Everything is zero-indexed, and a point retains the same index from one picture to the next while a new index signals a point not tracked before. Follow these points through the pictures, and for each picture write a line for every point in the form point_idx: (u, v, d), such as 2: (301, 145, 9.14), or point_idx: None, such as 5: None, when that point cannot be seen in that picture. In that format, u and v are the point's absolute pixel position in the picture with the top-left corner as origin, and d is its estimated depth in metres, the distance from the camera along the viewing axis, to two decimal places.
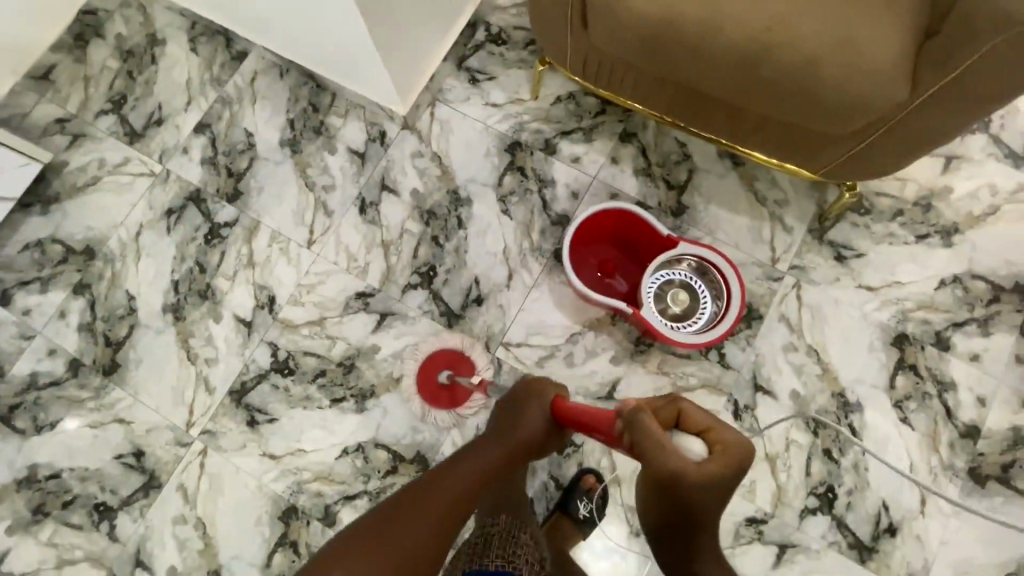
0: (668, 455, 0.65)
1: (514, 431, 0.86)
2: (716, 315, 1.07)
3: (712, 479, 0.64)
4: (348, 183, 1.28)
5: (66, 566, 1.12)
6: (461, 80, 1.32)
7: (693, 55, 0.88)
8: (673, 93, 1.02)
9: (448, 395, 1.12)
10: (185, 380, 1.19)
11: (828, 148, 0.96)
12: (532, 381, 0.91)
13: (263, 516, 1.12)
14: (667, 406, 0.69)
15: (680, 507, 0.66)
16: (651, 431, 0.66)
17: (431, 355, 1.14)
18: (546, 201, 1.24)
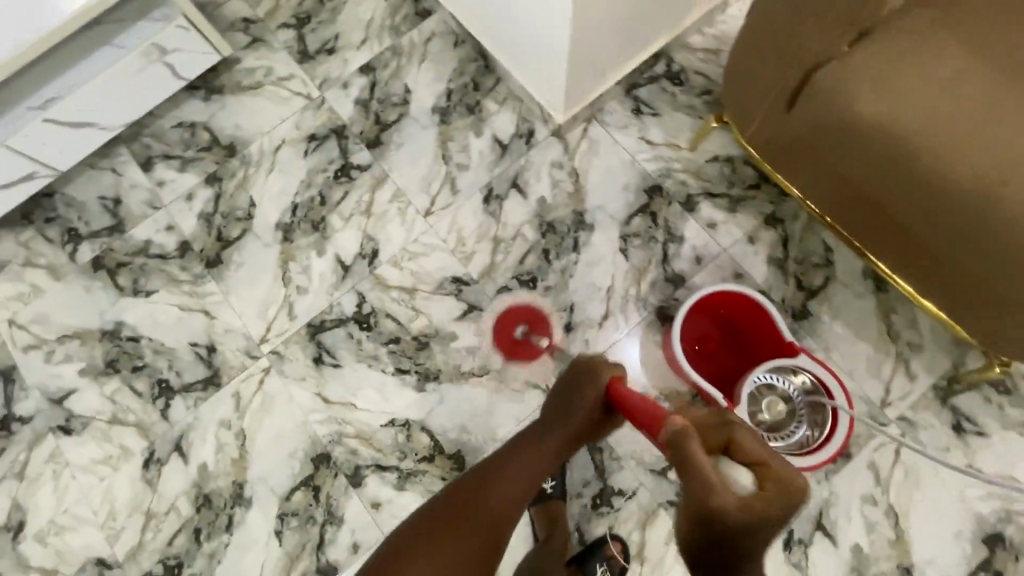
0: (714, 477, 0.56)
1: (557, 422, 0.81)
2: (806, 441, 0.99)
3: (764, 516, 0.54)
4: (481, 169, 1.27)
5: (115, 425, 1.18)
6: (625, 106, 1.28)
7: (896, 170, 0.83)
8: (844, 201, 0.96)
9: (516, 348, 1.17)
10: (273, 297, 1.23)
11: (1000, 326, 0.88)
12: (581, 365, 0.80)
13: (298, 451, 1.14)
14: (714, 431, 0.62)
15: (725, 548, 0.55)
16: (700, 457, 0.57)
17: (513, 304, 1.19)
18: (668, 255, 1.19)
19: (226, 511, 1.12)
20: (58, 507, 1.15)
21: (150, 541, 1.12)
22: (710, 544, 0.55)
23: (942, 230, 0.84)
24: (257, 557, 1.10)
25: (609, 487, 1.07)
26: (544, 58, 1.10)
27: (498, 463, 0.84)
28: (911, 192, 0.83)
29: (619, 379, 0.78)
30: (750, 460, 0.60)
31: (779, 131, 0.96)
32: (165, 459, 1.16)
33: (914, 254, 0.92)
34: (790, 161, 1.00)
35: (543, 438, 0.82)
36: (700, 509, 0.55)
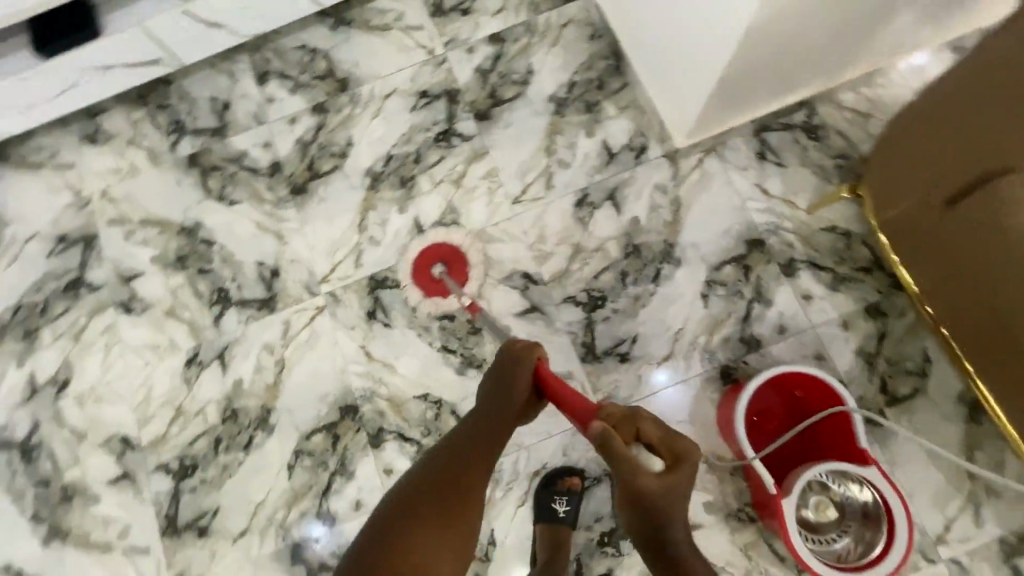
0: (637, 463, 0.63)
1: (492, 399, 0.79)
2: (846, 556, 0.92)
3: (677, 484, 0.63)
4: (582, 171, 1.22)
5: (170, 317, 1.22)
6: (750, 146, 1.20)
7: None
8: (972, 315, 0.89)
9: (431, 284, 1.17)
10: (345, 241, 1.23)
11: None
12: (508, 347, 0.78)
13: (328, 395, 1.14)
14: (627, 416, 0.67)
15: (651, 517, 0.63)
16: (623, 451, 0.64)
17: (434, 247, 1.20)
18: (750, 315, 1.11)
19: (249, 430, 1.14)
20: (102, 378, 1.20)
21: (172, 436, 1.16)
22: (641, 515, 0.63)
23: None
24: (265, 483, 1.11)
25: (620, 529, 1.04)
26: (687, 77, 1.04)
27: (451, 455, 0.80)
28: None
29: (543, 360, 0.77)
30: (655, 446, 0.66)
31: (925, 219, 0.91)
32: (206, 363, 1.19)
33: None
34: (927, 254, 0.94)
35: (486, 420, 0.80)
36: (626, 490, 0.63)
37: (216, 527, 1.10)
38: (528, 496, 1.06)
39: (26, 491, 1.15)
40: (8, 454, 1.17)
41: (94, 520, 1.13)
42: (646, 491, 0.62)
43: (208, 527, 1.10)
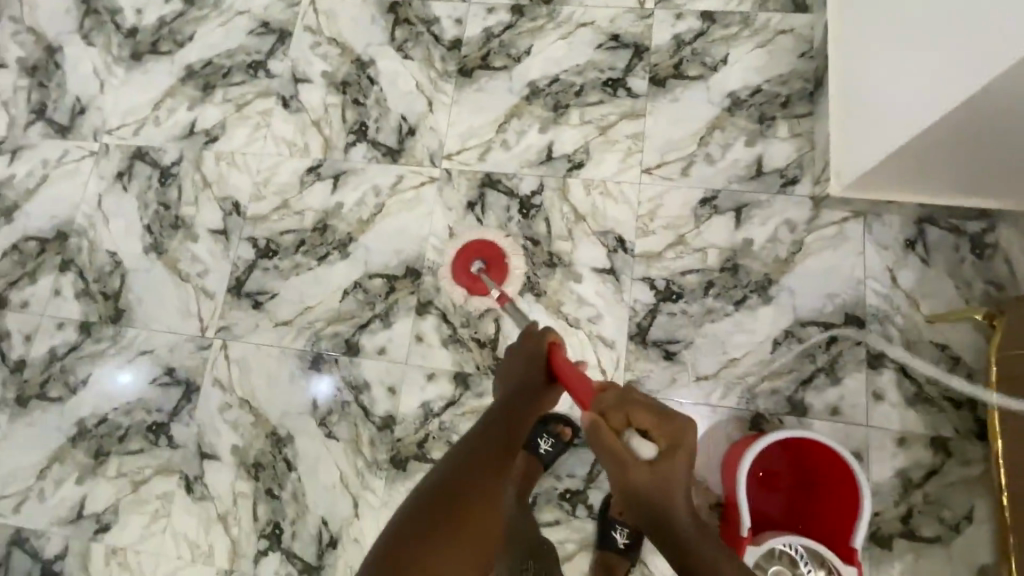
0: (624, 453, 0.70)
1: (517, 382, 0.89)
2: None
3: (667, 468, 0.68)
4: (723, 174, 1.20)
5: (313, 126, 1.36)
6: (903, 229, 1.12)
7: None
8: None
9: (470, 280, 1.08)
10: (481, 133, 1.29)
11: None
12: (528, 337, 0.90)
13: (403, 253, 1.24)
14: (614, 408, 0.75)
15: (651, 510, 0.67)
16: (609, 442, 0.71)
17: (472, 244, 1.13)
18: (811, 382, 1.07)
19: (330, 246, 1.27)
20: (242, 147, 1.37)
21: (270, 220, 1.30)
22: (641, 510, 0.68)
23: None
24: (320, 294, 1.24)
25: (585, 493, 1.07)
26: (893, 116, 0.93)
27: (480, 438, 0.78)
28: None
29: (558, 344, 0.87)
30: (647, 426, 0.73)
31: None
32: (323, 177, 1.32)
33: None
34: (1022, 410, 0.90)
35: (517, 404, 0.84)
36: (622, 483, 0.70)
37: (269, 307, 1.25)
38: None
39: (151, 205, 1.36)
40: (152, 171, 1.38)
41: (185, 252, 1.31)
42: (630, 472, 0.68)
43: (263, 304, 1.25)
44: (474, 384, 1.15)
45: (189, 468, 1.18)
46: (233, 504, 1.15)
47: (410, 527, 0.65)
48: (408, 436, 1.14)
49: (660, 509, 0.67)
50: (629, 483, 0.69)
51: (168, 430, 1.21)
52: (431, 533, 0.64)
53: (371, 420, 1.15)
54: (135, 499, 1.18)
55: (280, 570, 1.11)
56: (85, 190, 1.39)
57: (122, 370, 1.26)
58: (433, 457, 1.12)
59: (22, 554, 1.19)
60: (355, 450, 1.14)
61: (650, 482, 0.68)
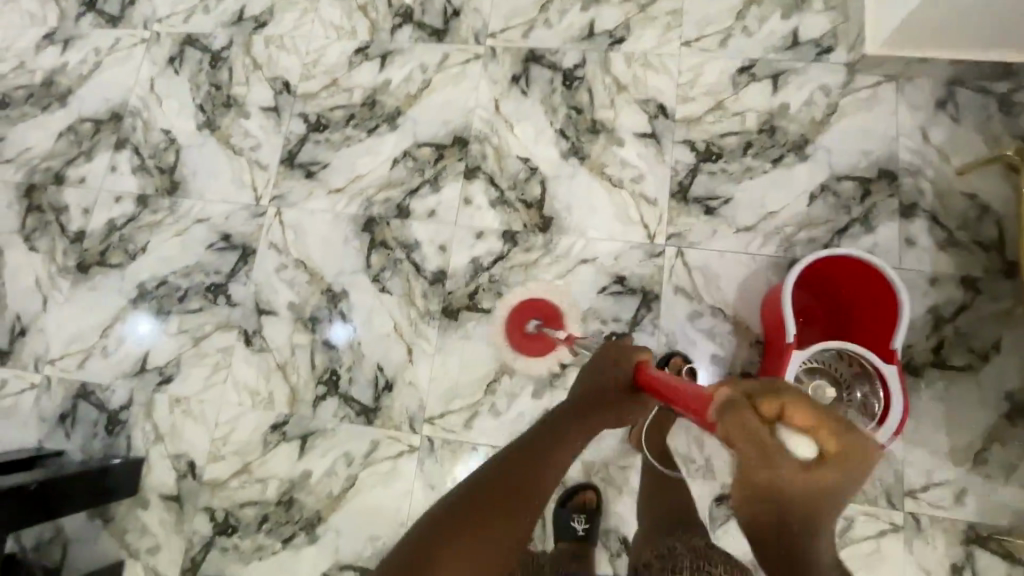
0: (771, 444, 0.46)
1: (597, 386, 0.86)
2: (869, 410, 0.93)
3: (827, 482, 0.45)
4: (760, 45, 1.24)
5: (359, 10, 1.39)
6: (934, 91, 1.16)
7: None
8: None
9: (530, 343, 1.10)
10: (523, 13, 1.33)
11: None
12: (614, 350, 0.89)
13: (450, 124, 1.29)
14: (763, 388, 0.49)
15: (788, 520, 0.47)
16: (754, 426, 0.47)
17: (523, 301, 1.12)
18: (845, 230, 1.12)
19: (379, 120, 1.31)
20: (291, 32, 1.41)
21: (319, 98, 1.35)
22: (777, 519, 0.47)
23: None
24: (371, 164, 1.29)
25: (630, 334, 1.12)
26: None
27: (532, 441, 0.76)
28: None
29: (647, 363, 0.84)
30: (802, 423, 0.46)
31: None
32: (371, 57, 1.36)
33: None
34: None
35: (580, 409, 0.82)
36: (759, 481, 0.47)
37: (321, 177, 1.30)
38: (569, 274, 1.17)
39: (202, 87, 1.40)
40: (202, 56, 1.42)
41: (237, 128, 1.36)
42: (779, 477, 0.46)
43: (315, 173, 1.30)
44: (522, 240, 1.20)
45: (247, 324, 1.24)
46: (291, 355, 1.21)
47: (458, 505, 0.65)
48: (459, 289, 1.19)
49: (795, 526, 0.47)
50: (771, 485, 0.46)
51: (226, 290, 1.26)
52: (464, 536, 0.61)
53: (423, 276, 1.21)
54: (196, 352, 1.24)
55: (338, 412, 1.17)
56: (138, 75, 1.44)
57: (139, 319, 1.28)
58: (483, 307, 1.18)
59: (88, 405, 1.24)
60: (408, 303, 1.20)
61: (806, 494, 0.46)
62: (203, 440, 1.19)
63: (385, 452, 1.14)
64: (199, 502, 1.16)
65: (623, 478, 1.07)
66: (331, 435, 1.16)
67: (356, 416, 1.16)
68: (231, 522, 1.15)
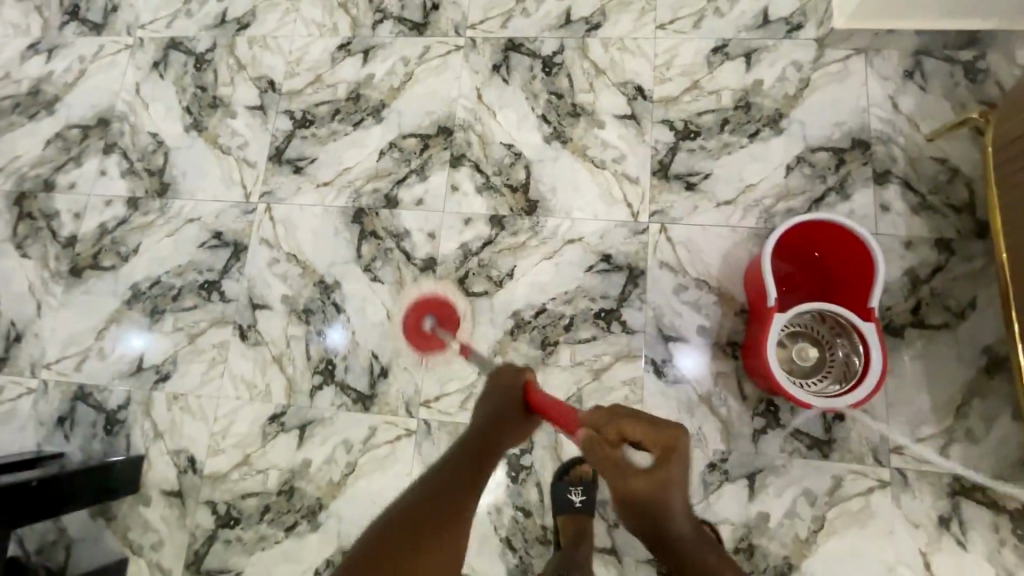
0: (620, 466, 0.63)
1: (494, 411, 0.85)
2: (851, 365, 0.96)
3: (660, 478, 0.62)
4: (732, 25, 1.27)
5: (340, 8, 1.42)
6: (902, 62, 1.20)
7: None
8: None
9: (425, 341, 1.06)
10: (501, 3, 1.36)
11: None
12: (499, 373, 0.88)
13: (434, 114, 1.31)
14: (606, 421, 0.67)
15: (650, 517, 0.63)
16: (605, 454, 0.65)
17: (420, 300, 1.11)
18: (822, 199, 1.15)
19: (364, 114, 1.34)
20: (274, 32, 1.43)
21: (304, 95, 1.37)
22: (641, 517, 0.63)
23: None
24: (357, 157, 1.31)
25: (617, 310, 1.15)
26: None
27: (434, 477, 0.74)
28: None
29: (533, 380, 0.85)
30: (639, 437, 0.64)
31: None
32: (353, 53, 1.38)
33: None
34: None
35: (483, 439, 0.82)
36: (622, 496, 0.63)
37: (309, 171, 1.32)
38: (556, 255, 1.19)
39: (188, 89, 1.42)
40: (187, 59, 1.44)
41: (224, 128, 1.38)
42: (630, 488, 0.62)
43: (303, 168, 1.32)
44: (509, 224, 1.22)
45: (242, 318, 1.25)
46: (286, 346, 1.22)
47: (382, 536, 0.63)
48: (449, 274, 1.21)
49: (657, 519, 0.63)
50: (626, 494, 0.62)
51: (220, 287, 1.28)
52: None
53: (413, 264, 1.23)
54: (192, 349, 1.25)
55: (335, 400, 1.18)
56: (124, 81, 1.45)
57: (133, 334, 1.28)
58: (474, 291, 1.20)
59: (86, 406, 1.25)
60: (400, 290, 1.22)
61: (655, 490, 0.62)
62: (202, 434, 1.21)
63: (384, 437, 1.15)
64: (201, 496, 1.17)
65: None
66: (330, 423, 1.17)
67: (353, 403, 1.18)
68: (234, 514, 1.16)
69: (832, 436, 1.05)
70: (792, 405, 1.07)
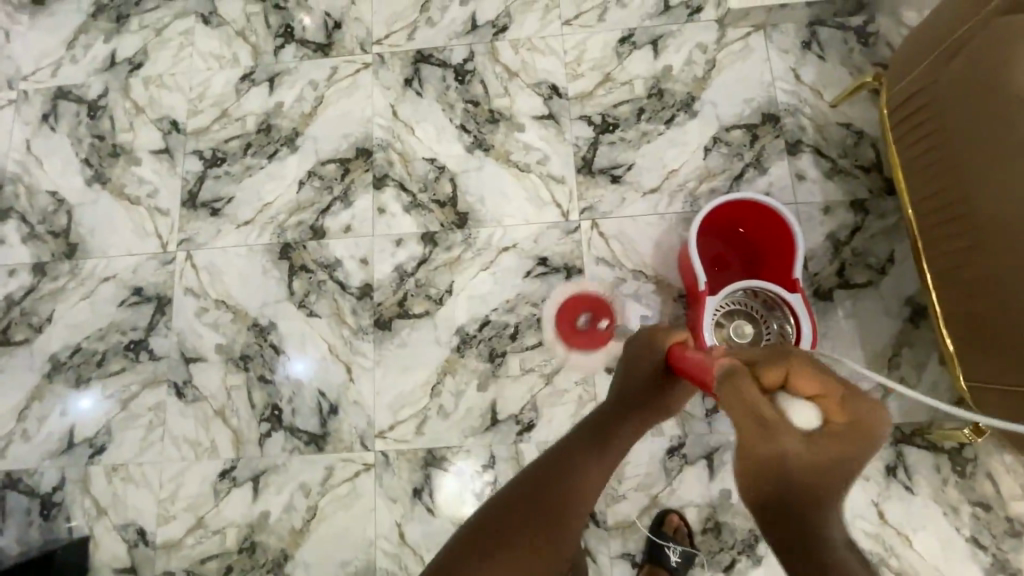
0: (775, 415, 0.53)
1: (626, 386, 0.84)
2: (786, 343, 1.00)
3: (836, 452, 0.51)
4: (636, 14, 1.28)
5: (238, 37, 1.35)
6: (798, 34, 1.24)
7: (1013, 223, 0.77)
8: (924, 184, 0.93)
9: (585, 338, 1.14)
10: (406, 15, 1.33)
11: (978, 352, 0.87)
12: (646, 333, 0.85)
13: (350, 137, 1.27)
14: (766, 362, 0.57)
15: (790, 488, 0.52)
16: (751, 395, 0.55)
17: (574, 295, 1.16)
18: (742, 176, 1.18)
19: (277, 145, 1.28)
20: (169, 69, 1.35)
21: (212, 132, 1.31)
22: (778, 483, 0.53)
23: (1018, 292, 0.77)
24: (276, 190, 1.26)
25: (562, 312, 1.15)
26: None
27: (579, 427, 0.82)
28: (1016, 249, 0.77)
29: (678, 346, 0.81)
30: (803, 393, 0.55)
31: (946, 131, 0.88)
32: (258, 82, 1.32)
33: (973, 306, 0.86)
34: (927, 168, 0.92)
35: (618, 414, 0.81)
36: (765, 456, 0.53)
37: (227, 212, 1.26)
38: (494, 265, 1.18)
39: (85, 140, 1.33)
40: (79, 107, 1.35)
41: (130, 177, 1.30)
42: (785, 438, 0.52)
43: (220, 209, 1.26)
44: (442, 240, 1.20)
45: (176, 375, 1.19)
46: (227, 398, 1.17)
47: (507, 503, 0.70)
48: (387, 299, 1.18)
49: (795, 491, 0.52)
50: (779, 451, 0.52)
51: (147, 345, 1.21)
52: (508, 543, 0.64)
53: (349, 293, 1.19)
54: (127, 415, 1.18)
55: (286, 446, 1.14)
56: (11, 139, 1.34)
57: (77, 395, 1.20)
58: (415, 312, 1.17)
59: (17, 494, 1.16)
60: (339, 323, 1.18)
61: (805, 462, 0.52)
62: (149, 503, 1.14)
63: (342, 476, 1.12)
64: (156, 568, 1.11)
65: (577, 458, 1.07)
66: (283, 470, 1.13)
67: (305, 446, 1.14)
68: None
69: None
70: None
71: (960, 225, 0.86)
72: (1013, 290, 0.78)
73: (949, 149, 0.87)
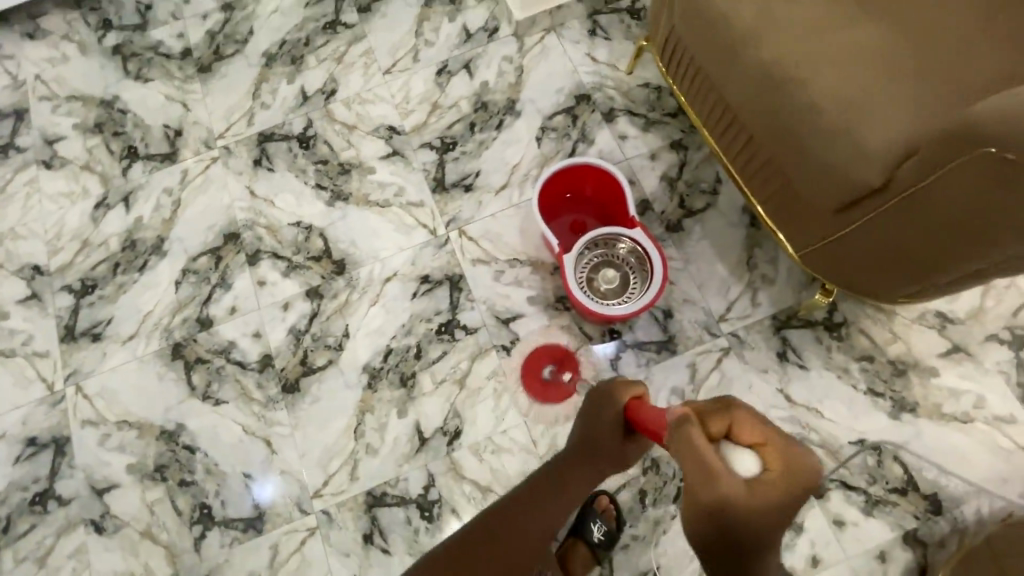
0: (714, 463, 0.55)
1: (591, 440, 0.83)
2: (645, 263, 1.11)
3: (776, 495, 0.54)
4: (444, 48, 1.43)
5: (84, 170, 1.39)
6: (583, 26, 1.42)
7: (758, 107, 0.91)
8: (702, 104, 1.08)
9: (545, 389, 1.14)
10: (240, 106, 1.42)
11: (793, 224, 0.98)
12: (613, 385, 0.80)
13: (216, 226, 1.32)
14: (714, 411, 0.60)
15: (738, 545, 0.53)
16: (700, 442, 0.56)
17: (537, 348, 1.17)
18: (575, 152, 1.32)
19: (145, 256, 1.31)
20: (20, 219, 1.36)
21: (77, 264, 1.31)
22: (725, 541, 0.53)
23: (786, 157, 0.90)
24: (154, 297, 1.27)
25: (455, 318, 1.20)
26: None
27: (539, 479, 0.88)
28: (771, 122, 0.90)
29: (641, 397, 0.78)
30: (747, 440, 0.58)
31: (694, 57, 1.03)
32: (113, 204, 1.36)
33: (770, 186, 0.98)
34: (698, 91, 1.07)
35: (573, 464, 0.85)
36: (709, 500, 0.54)
37: (109, 333, 1.25)
38: (382, 298, 1.23)
39: None
40: None
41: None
42: (731, 493, 0.53)
43: (102, 333, 1.25)
44: (327, 291, 1.24)
45: (92, 512, 1.13)
46: (150, 515, 1.12)
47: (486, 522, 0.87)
48: (289, 362, 1.20)
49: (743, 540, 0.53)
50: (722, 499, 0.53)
51: (53, 492, 1.15)
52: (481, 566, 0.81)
53: (250, 369, 1.20)
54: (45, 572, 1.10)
55: (224, 540, 1.10)
56: None
57: None
58: (318, 365, 1.19)
59: None
60: (247, 401, 1.18)
61: (751, 508, 0.53)
62: None
63: (288, 549, 1.09)
64: None
65: (495, 445, 1.12)
66: (227, 566, 1.08)
67: (243, 533, 1.10)
68: None
69: (671, 332, 1.16)
70: (629, 324, 1.17)
71: (736, 124, 1.00)
72: (785, 157, 0.90)
73: (701, 68, 1.02)
